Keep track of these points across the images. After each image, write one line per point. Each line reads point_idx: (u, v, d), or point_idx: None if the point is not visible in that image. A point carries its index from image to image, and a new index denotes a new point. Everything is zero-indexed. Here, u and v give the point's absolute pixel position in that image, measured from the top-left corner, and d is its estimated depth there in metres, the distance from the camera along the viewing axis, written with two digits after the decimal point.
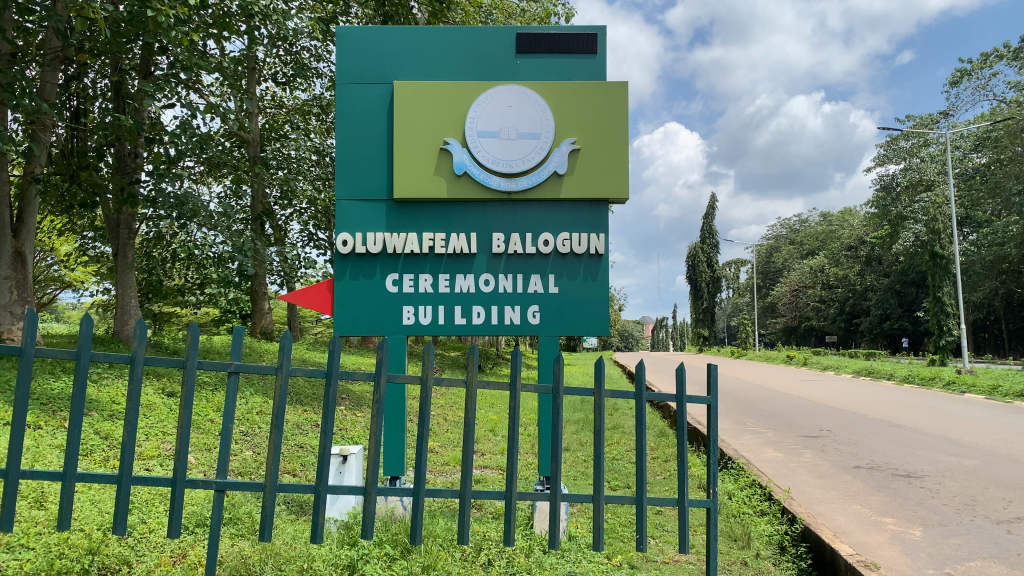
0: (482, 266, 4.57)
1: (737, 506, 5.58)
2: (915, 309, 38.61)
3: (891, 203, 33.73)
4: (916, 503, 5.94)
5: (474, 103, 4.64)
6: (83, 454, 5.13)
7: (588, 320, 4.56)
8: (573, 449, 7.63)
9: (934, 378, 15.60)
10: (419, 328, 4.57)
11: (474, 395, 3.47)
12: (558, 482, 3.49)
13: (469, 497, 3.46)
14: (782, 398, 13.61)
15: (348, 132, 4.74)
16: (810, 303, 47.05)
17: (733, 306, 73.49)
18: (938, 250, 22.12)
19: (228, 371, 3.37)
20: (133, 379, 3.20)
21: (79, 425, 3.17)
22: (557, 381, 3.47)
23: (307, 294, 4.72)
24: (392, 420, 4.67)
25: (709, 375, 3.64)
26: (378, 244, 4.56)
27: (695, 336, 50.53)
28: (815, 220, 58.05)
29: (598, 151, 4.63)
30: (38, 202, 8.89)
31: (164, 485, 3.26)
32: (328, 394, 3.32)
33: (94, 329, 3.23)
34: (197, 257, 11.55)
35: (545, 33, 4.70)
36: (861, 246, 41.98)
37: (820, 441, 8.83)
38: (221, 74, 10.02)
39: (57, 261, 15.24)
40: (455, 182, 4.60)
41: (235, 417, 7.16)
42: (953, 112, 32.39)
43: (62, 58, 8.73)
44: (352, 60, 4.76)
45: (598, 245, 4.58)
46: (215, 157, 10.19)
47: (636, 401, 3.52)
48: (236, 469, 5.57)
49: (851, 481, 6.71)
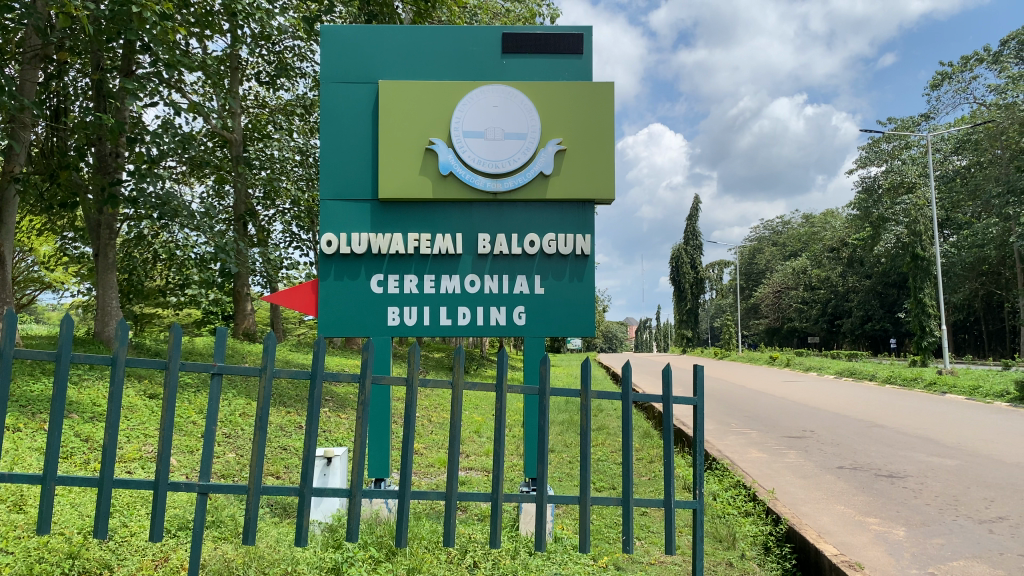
0: (467, 267, 4.55)
1: (722, 507, 5.59)
2: (896, 310, 38.91)
3: (873, 205, 34.01)
4: (899, 503, 5.98)
5: (460, 103, 4.62)
6: (63, 457, 5.08)
7: (574, 322, 4.55)
8: (558, 450, 7.63)
9: (915, 378, 15.75)
10: (404, 328, 4.53)
11: (460, 396, 3.44)
12: (544, 484, 3.46)
13: (455, 499, 3.43)
14: (765, 398, 13.68)
15: (333, 132, 4.71)
16: (792, 304, 47.29)
17: (716, 307, 73.82)
18: (919, 252, 22.30)
19: (211, 373, 3.32)
20: (114, 380, 3.15)
21: (59, 429, 3.11)
22: (544, 382, 3.44)
23: (291, 294, 4.67)
24: (377, 421, 4.65)
25: (695, 376, 3.61)
26: (363, 244, 4.53)
27: (679, 336, 50.75)
28: (798, 221, 58.47)
29: (584, 151, 4.62)
30: (17, 202, 8.81)
31: (146, 488, 3.20)
32: (312, 396, 3.28)
33: (74, 330, 3.17)
34: (179, 258, 11.49)
35: (531, 33, 4.69)
36: (843, 248, 42.31)
37: (803, 441, 8.88)
38: (204, 73, 9.97)
39: (36, 261, 15.14)
40: (441, 182, 4.57)
41: (218, 419, 7.11)
42: (934, 114, 32.71)
43: (41, 57, 8.67)
44: (337, 60, 4.73)
45: (584, 246, 4.57)
46: (198, 157, 10.13)
47: (623, 403, 3.49)
48: (218, 472, 5.54)
49: (835, 482, 6.74)
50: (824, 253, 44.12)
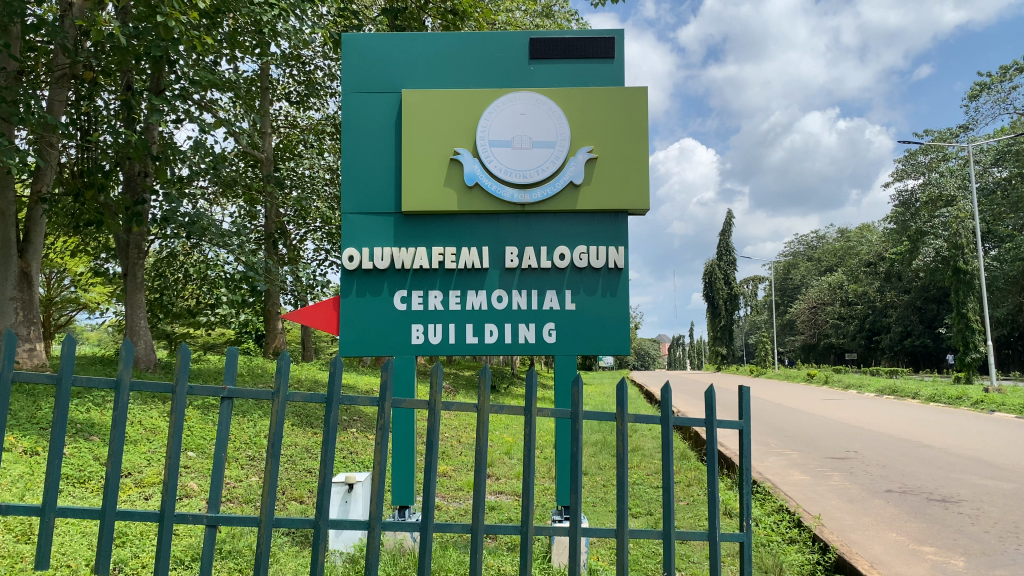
0: (495, 282, 4.34)
1: (765, 534, 5.31)
2: (936, 325, 37.89)
3: (911, 219, 33.36)
4: (956, 530, 5.64)
5: (485, 111, 4.42)
6: (78, 483, 4.94)
7: (606, 339, 4.30)
8: (591, 473, 7.37)
9: (962, 397, 15.20)
10: (429, 347, 4.31)
11: (487, 420, 3.21)
12: (578, 513, 3.21)
13: (482, 532, 3.18)
14: (806, 418, 13.25)
15: (355, 142, 4.52)
16: (828, 320, 46.43)
17: (751, 324, 72.83)
18: (961, 265, 21.58)
19: (221, 397, 3.11)
20: (119, 405, 2.95)
21: (60, 455, 2.90)
22: (575, 405, 3.19)
23: (312, 311, 4.51)
24: (402, 445, 4.42)
25: (740, 399, 3.33)
26: (386, 259, 4.34)
27: (714, 354, 49.87)
28: (833, 236, 57.61)
29: (616, 159, 4.38)
30: (46, 221, 8.82)
31: (150, 520, 2.95)
32: (328, 420, 3.07)
33: (76, 352, 2.98)
34: (211, 277, 11.42)
35: (559, 37, 4.50)
36: (881, 263, 41.45)
37: (848, 463, 8.52)
38: (234, 94, 9.99)
39: (72, 281, 15.35)
40: (466, 194, 4.38)
41: (242, 441, 6.95)
42: (971, 126, 32.12)
43: (70, 77, 8.80)
44: (357, 70, 4.57)
45: (617, 259, 4.33)
46: (227, 177, 10.13)
47: (662, 427, 3.22)
48: (240, 498, 5.38)
49: (884, 507, 6.40)
50: (861, 268, 43.31)
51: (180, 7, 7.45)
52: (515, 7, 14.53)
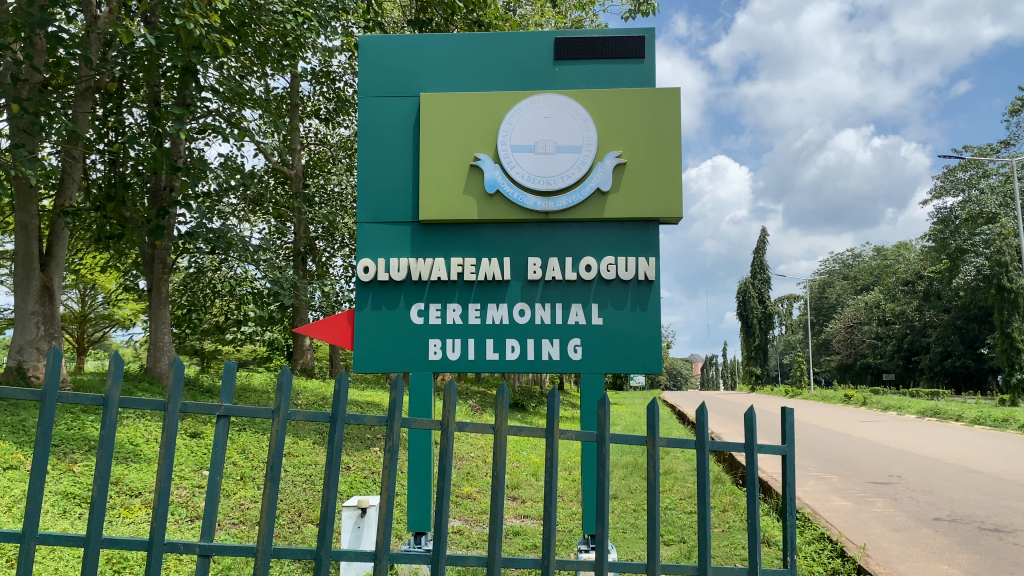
0: (517, 294, 4.09)
1: (805, 565, 4.96)
2: (978, 346, 36.84)
3: (949, 237, 32.55)
4: (1012, 563, 5.25)
5: (507, 115, 4.19)
6: (85, 503, 4.76)
7: (635, 357, 4.02)
8: (621, 497, 7.06)
9: (1008, 421, 14.61)
10: (446, 363, 4.07)
11: (503, 444, 2.94)
12: (605, 544, 2.93)
13: (499, 566, 2.90)
14: (845, 440, 12.78)
15: (372, 148, 4.32)
16: (865, 340, 45.49)
17: (785, 343, 71.73)
18: (1005, 283, 20.86)
19: (217, 416, 2.88)
20: (106, 422, 2.74)
21: (42, 477, 2.69)
22: (602, 427, 2.92)
23: (324, 326, 4.27)
24: (418, 467, 4.17)
25: (783, 422, 3.05)
26: (403, 270, 4.10)
27: (748, 375, 49.03)
28: (870, 255, 56.64)
29: (646, 164, 4.11)
30: (68, 236, 8.59)
31: (137, 549, 2.72)
32: (332, 440, 2.83)
33: (63, 366, 2.78)
34: (239, 292, 11.30)
35: (586, 37, 4.26)
36: (919, 281, 40.58)
37: (891, 488, 8.12)
38: (263, 109, 9.90)
39: (105, 298, 15.38)
40: (487, 202, 4.15)
41: (262, 460, 6.76)
42: (1013, 142, 31.34)
43: (95, 90, 8.69)
44: (375, 75, 4.37)
45: (647, 271, 4.05)
46: (256, 192, 10.01)
47: (697, 452, 2.94)
48: (253, 521, 5.16)
49: (932, 536, 6.02)
50: (900, 287, 42.47)
51: (201, 14, 7.28)
52: (544, 21, 14.36)
